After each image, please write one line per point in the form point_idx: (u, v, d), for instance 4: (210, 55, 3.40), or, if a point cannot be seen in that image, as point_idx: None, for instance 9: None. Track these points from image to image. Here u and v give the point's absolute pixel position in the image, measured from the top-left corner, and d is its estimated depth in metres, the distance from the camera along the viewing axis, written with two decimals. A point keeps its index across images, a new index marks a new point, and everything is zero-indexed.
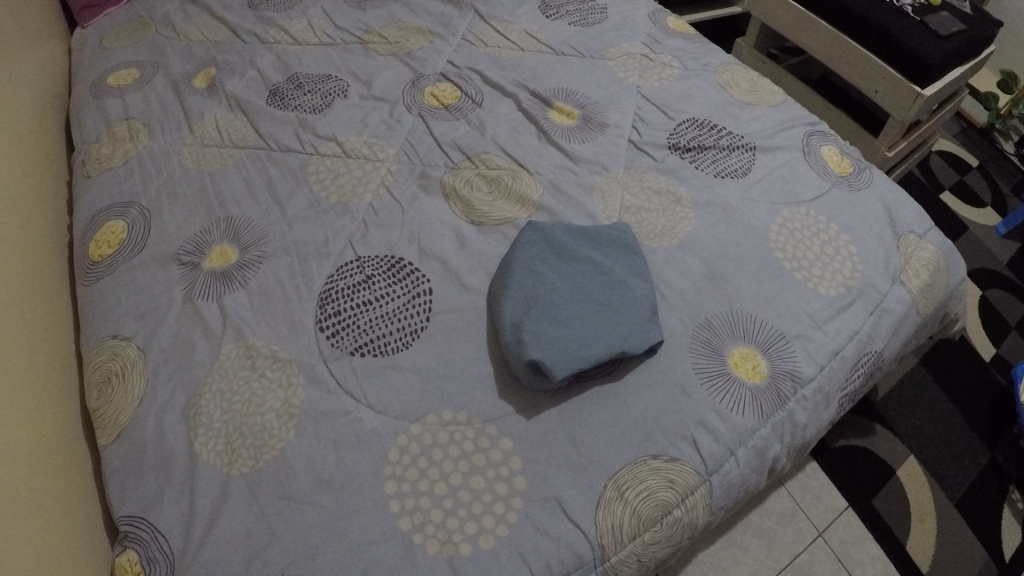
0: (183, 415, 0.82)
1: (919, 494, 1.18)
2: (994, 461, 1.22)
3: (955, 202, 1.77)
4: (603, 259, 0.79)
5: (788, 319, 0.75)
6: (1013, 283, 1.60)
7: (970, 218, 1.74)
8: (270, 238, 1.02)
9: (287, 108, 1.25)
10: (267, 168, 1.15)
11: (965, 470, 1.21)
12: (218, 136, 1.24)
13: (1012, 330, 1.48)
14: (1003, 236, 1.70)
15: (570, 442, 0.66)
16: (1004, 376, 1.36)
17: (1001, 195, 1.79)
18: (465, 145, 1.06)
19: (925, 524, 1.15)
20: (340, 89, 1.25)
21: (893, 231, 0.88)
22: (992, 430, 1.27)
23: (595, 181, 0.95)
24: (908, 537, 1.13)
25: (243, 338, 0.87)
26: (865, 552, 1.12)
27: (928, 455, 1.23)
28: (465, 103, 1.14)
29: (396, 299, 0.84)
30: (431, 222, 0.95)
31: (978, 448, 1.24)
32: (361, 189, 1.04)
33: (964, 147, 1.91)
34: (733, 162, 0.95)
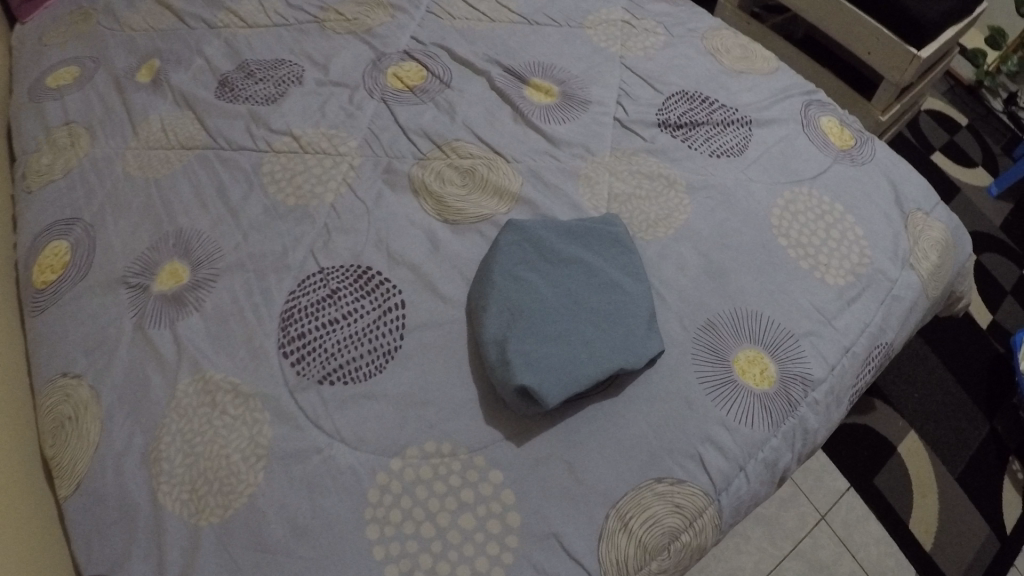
0: (142, 461, 0.74)
1: (920, 470, 1.17)
2: (993, 431, 1.22)
3: (946, 164, 1.72)
4: (593, 260, 0.72)
5: (795, 316, 0.69)
6: (1007, 246, 1.57)
7: (963, 179, 1.69)
8: (225, 251, 0.92)
9: (236, 100, 1.12)
10: (219, 170, 1.04)
11: (965, 443, 1.20)
12: (163, 136, 1.11)
13: (1007, 294, 1.46)
14: (995, 197, 1.66)
15: (567, 470, 0.60)
16: (1001, 343, 1.35)
17: (992, 155, 1.74)
18: (434, 132, 0.96)
19: (927, 500, 1.14)
20: (294, 76, 1.12)
21: (900, 209, 0.82)
22: (990, 400, 1.26)
23: (579, 167, 0.87)
24: (910, 514, 1.12)
25: (201, 369, 0.79)
26: (868, 532, 1.11)
27: (929, 429, 1.21)
28: (431, 84, 1.03)
29: (366, 316, 0.76)
30: (400, 223, 0.86)
31: (977, 420, 1.23)
32: (320, 189, 0.94)
33: (952, 106, 1.84)
34: (728, 138, 0.87)
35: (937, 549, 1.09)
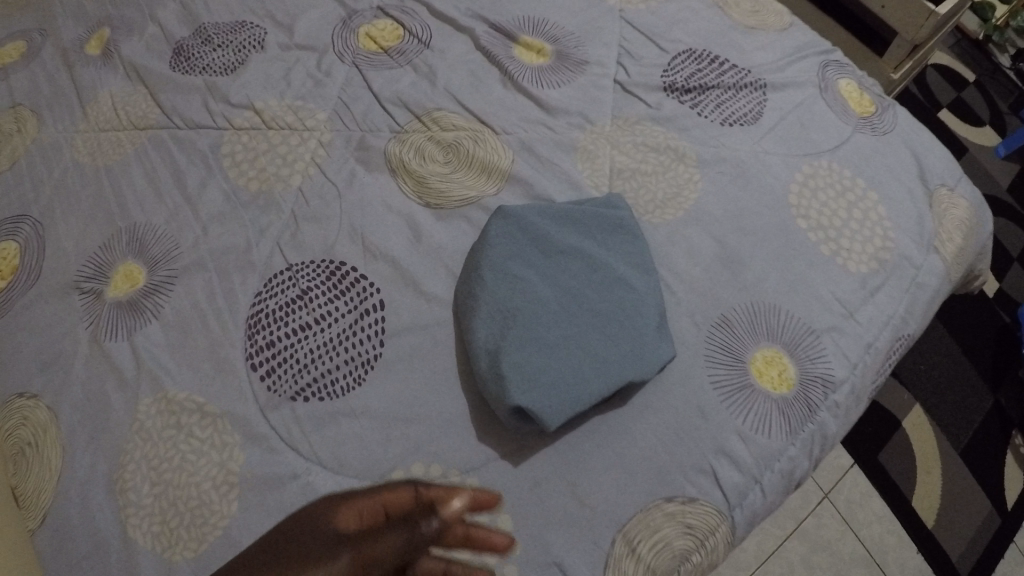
0: (108, 490, 0.68)
1: (925, 447, 1.15)
2: (997, 405, 1.20)
3: (954, 122, 1.62)
4: (593, 251, 0.64)
5: (816, 309, 0.63)
6: (1014, 210, 1.51)
7: (970, 139, 1.61)
8: (185, 249, 0.83)
9: (190, 70, 0.99)
10: (175, 153, 0.92)
11: (970, 418, 1.18)
12: (112, 115, 0.98)
13: (1014, 261, 1.41)
14: (1002, 158, 1.58)
15: (569, 491, 0.55)
16: (1008, 313, 1.31)
17: (999, 113, 1.65)
18: (412, 101, 0.84)
19: (930, 476, 1.13)
20: (254, 40, 0.99)
21: (924, 184, 0.74)
22: (995, 373, 1.23)
23: (577, 138, 0.77)
24: (913, 491, 1.12)
25: (166, 385, 0.72)
26: (871, 511, 1.11)
27: (934, 404, 1.19)
28: (408, 44, 0.91)
29: (341, 320, 0.68)
30: (376, 209, 0.76)
31: (982, 394, 1.21)
32: (286, 170, 0.83)
33: (960, 61, 1.72)
34: (741, 103, 0.77)
35: (938, 526, 1.09)
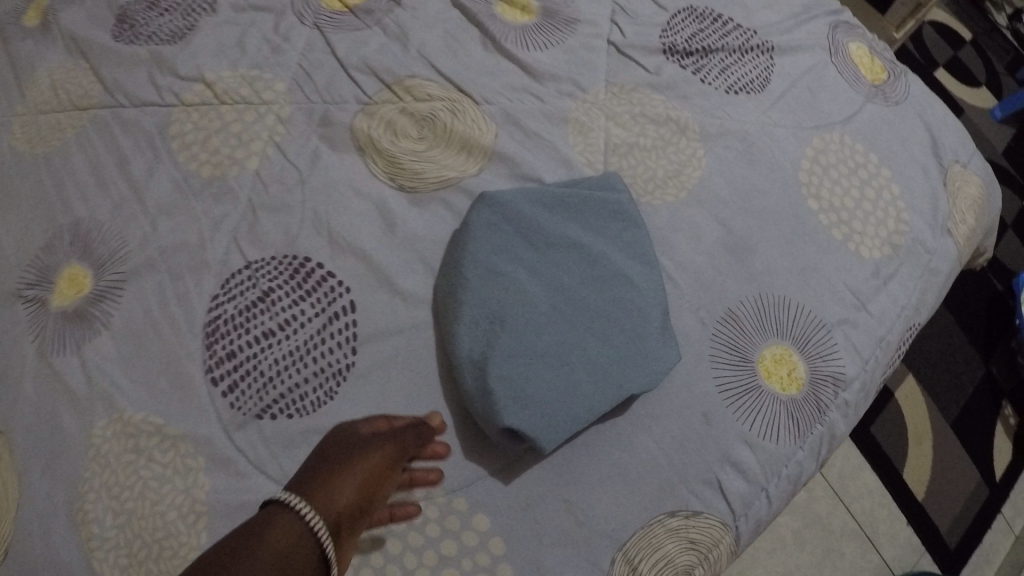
0: (69, 521, 0.62)
1: (917, 422, 1.14)
2: (988, 374, 1.20)
3: (950, 82, 1.52)
4: (589, 242, 0.57)
5: (828, 300, 0.58)
6: (1009, 175, 1.44)
7: (966, 101, 1.51)
8: (133, 248, 0.73)
9: (133, 41, 0.85)
10: (118, 136, 0.80)
11: (963, 389, 1.18)
12: (50, 94, 0.84)
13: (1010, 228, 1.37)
14: (998, 121, 1.50)
15: (564, 509, 0.51)
16: (1000, 281, 1.29)
17: (995, 74, 1.56)
18: (380, 67, 0.72)
19: (921, 447, 1.13)
20: (205, 3, 0.86)
21: (937, 159, 0.68)
22: (987, 344, 1.22)
23: (567, 108, 0.67)
24: (905, 463, 1.11)
25: (125, 403, 0.65)
26: (862, 486, 1.09)
27: (930, 377, 1.18)
28: (377, 3, 0.80)
29: (308, 326, 0.61)
30: (344, 194, 0.66)
31: (975, 365, 1.20)
32: (241, 152, 0.73)
33: (956, 20, 1.62)
34: (747, 69, 0.69)
35: (927, 497, 1.09)
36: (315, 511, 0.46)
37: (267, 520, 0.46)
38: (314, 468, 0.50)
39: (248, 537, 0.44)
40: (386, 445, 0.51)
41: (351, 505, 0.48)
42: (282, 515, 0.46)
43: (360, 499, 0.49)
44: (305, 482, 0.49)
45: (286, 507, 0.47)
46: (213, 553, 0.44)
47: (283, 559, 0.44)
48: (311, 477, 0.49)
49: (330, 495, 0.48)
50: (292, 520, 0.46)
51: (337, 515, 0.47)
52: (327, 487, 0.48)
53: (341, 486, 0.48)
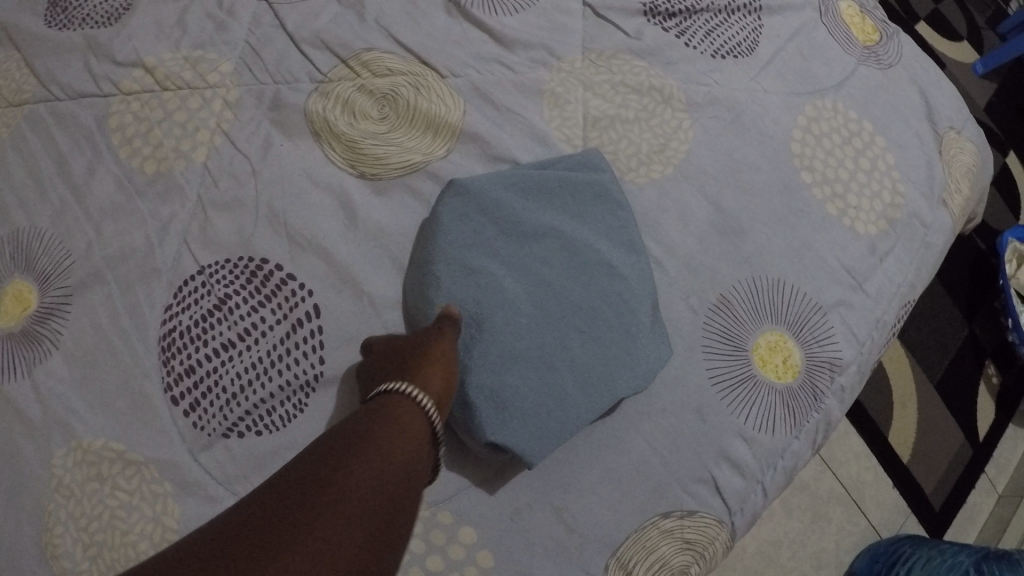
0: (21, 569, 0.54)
1: (900, 376, 0.94)
2: (971, 335, 0.98)
3: (930, 35, 1.14)
4: (569, 229, 0.53)
5: (823, 282, 0.55)
6: (992, 135, 1.10)
7: (946, 53, 1.14)
8: (78, 259, 0.63)
9: (65, 26, 0.72)
10: (46, 126, 0.68)
11: (943, 349, 0.96)
12: None
13: (994, 184, 1.08)
14: (981, 77, 1.13)
15: (555, 516, 0.49)
16: (988, 231, 1.04)
17: (975, 25, 1.17)
18: (334, 40, 0.63)
19: (906, 411, 0.93)
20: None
21: (932, 127, 0.65)
22: (971, 300, 0.99)
23: (542, 78, 0.61)
24: (889, 426, 0.92)
25: (84, 431, 0.58)
26: (848, 450, 0.89)
27: (915, 333, 0.96)
28: None
29: (271, 335, 0.56)
30: (301, 186, 0.60)
31: (956, 323, 0.98)
32: (184, 142, 0.64)
33: None
34: (734, 31, 0.62)
35: (914, 462, 0.91)
36: (422, 395, 0.43)
37: (371, 414, 0.41)
38: (396, 364, 0.46)
39: (359, 433, 0.40)
40: (449, 334, 0.48)
41: (445, 388, 0.46)
42: (388, 406, 0.42)
43: (451, 381, 0.47)
44: (393, 379, 0.45)
45: (390, 398, 0.43)
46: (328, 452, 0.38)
47: (405, 441, 0.40)
48: (396, 371, 0.45)
49: (426, 381, 0.44)
50: (402, 409, 0.42)
51: (438, 398, 0.45)
52: (421, 375, 0.45)
53: (435, 374, 0.45)
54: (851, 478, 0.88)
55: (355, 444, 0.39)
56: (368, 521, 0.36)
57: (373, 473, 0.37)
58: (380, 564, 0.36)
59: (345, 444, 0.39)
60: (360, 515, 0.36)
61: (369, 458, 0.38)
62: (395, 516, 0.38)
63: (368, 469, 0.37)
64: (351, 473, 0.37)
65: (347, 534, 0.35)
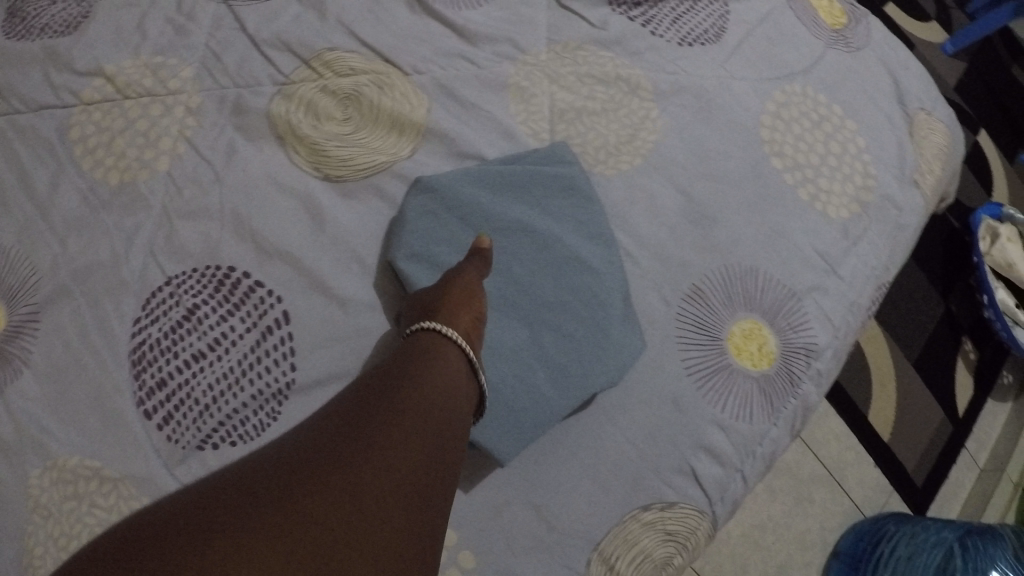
0: None
1: (880, 357, 0.94)
2: (948, 313, 0.99)
3: (900, 15, 1.14)
4: (539, 224, 0.53)
5: (797, 268, 0.55)
6: (964, 114, 1.11)
7: (914, 33, 1.14)
8: (44, 275, 0.61)
9: (23, 36, 0.69)
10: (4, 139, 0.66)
11: (921, 328, 0.97)
12: None
13: (967, 163, 1.09)
14: (951, 56, 1.14)
15: (535, 514, 0.48)
16: (964, 211, 1.04)
17: (944, 4, 1.17)
18: (295, 40, 0.62)
19: (885, 390, 0.93)
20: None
21: (902, 108, 0.65)
22: (948, 278, 1.00)
23: (506, 72, 0.60)
24: (869, 406, 0.92)
25: (59, 449, 0.56)
26: (829, 431, 0.90)
27: (894, 314, 0.97)
28: None
29: (241, 343, 0.55)
30: (268, 192, 0.59)
31: (934, 301, 0.99)
32: (148, 151, 0.62)
33: None
34: (701, 18, 0.62)
35: (895, 441, 0.92)
36: (448, 328, 0.44)
37: (405, 354, 0.43)
38: (422, 304, 0.47)
39: (398, 372, 0.41)
40: (472, 268, 0.48)
41: (473, 322, 0.46)
42: (419, 342, 0.43)
43: (478, 316, 0.46)
44: (419, 321, 0.46)
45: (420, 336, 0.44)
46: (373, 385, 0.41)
47: (441, 369, 0.42)
48: (422, 312, 0.46)
49: (451, 316, 0.45)
50: (433, 343, 0.43)
51: (465, 332, 0.45)
52: (445, 311, 0.45)
53: (459, 312, 0.45)
54: (838, 461, 0.89)
55: (396, 383, 0.40)
56: (419, 435, 0.38)
57: (415, 396, 0.39)
58: (437, 473, 0.38)
59: (388, 379, 0.41)
60: (408, 443, 0.37)
61: (411, 392, 0.40)
62: (445, 433, 0.39)
63: (410, 399, 0.39)
64: (395, 407, 0.39)
65: (400, 459, 0.36)
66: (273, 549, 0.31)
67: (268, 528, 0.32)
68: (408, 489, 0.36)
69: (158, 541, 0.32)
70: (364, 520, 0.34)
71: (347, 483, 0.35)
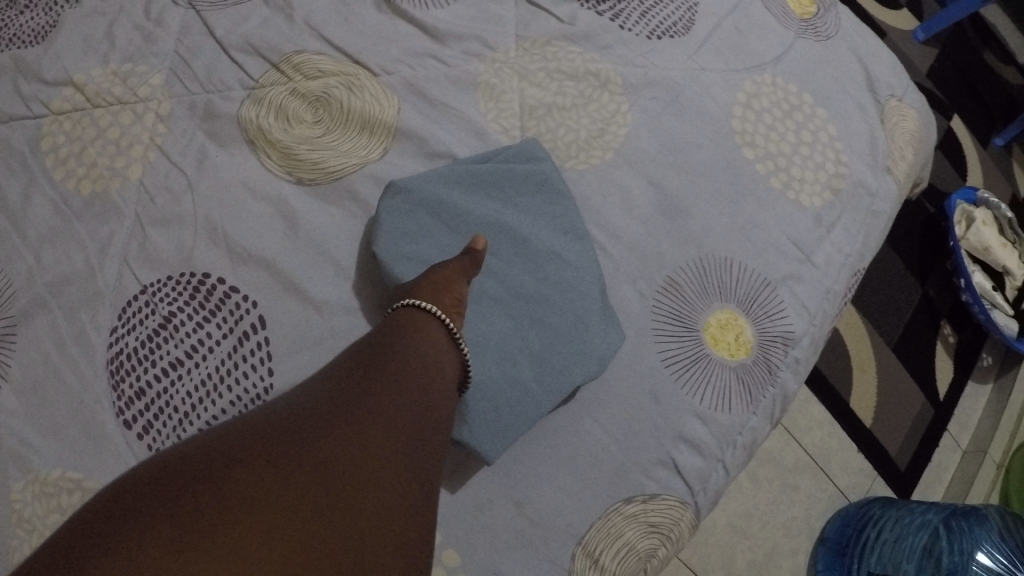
0: None
1: (859, 345, 0.95)
2: (928, 298, 1.00)
3: (873, 5, 1.15)
4: (512, 222, 0.53)
5: (772, 258, 0.56)
6: (938, 101, 1.12)
7: (888, 21, 1.15)
8: (18, 287, 0.60)
9: None
10: None
11: (901, 314, 0.98)
12: None
13: (943, 149, 1.10)
14: (923, 44, 1.15)
15: (517, 510, 0.48)
16: (941, 197, 1.06)
17: None
18: (263, 44, 0.62)
19: (865, 375, 0.94)
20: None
21: (872, 96, 0.65)
22: (927, 263, 1.01)
23: (475, 70, 0.60)
24: (850, 392, 0.93)
25: (40, 462, 0.54)
26: (813, 419, 0.91)
27: (875, 301, 0.98)
28: None
29: (219, 349, 0.55)
30: (241, 197, 0.58)
31: (913, 287, 1.00)
32: (120, 159, 0.62)
33: None
34: (670, 11, 0.62)
35: (877, 426, 0.93)
36: (429, 304, 0.44)
37: (388, 330, 0.43)
38: (402, 290, 0.47)
39: (382, 347, 0.41)
40: (457, 260, 0.48)
41: (454, 301, 0.46)
42: (402, 317, 0.44)
43: (461, 296, 0.46)
44: (399, 301, 0.45)
45: (402, 312, 0.44)
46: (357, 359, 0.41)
47: (425, 340, 0.42)
48: (403, 293, 0.46)
49: (432, 294, 0.45)
50: (416, 319, 0.43)
51: (447, 309, 0.45)
52: (425, 290, 0.45)
53: (440, 292, 0.45)
54: (825, 448, 0.90)
55: (377, 360, 0.40)
56: (408, 399, 0.38)
57: (402, 364, 0.40)
58: (428, 435, 0.39)
59: (373, 351, 0.41)
60: (392, 414, 0.37)
61: (393, 368, 0.40)
62: (434, 399, 0.40)
63: (396, 368, 0.40)
64: (383, 374, 0.39)
65: (382, 429, 0.36)
66: (248, 512, 0.31)
67: (244, 493, 0.32)
68: (401, 449, 0.36)
69: (123, 512, 0.31)
70: (343, 488, 0.33)
71: (328, 451, 0.34)
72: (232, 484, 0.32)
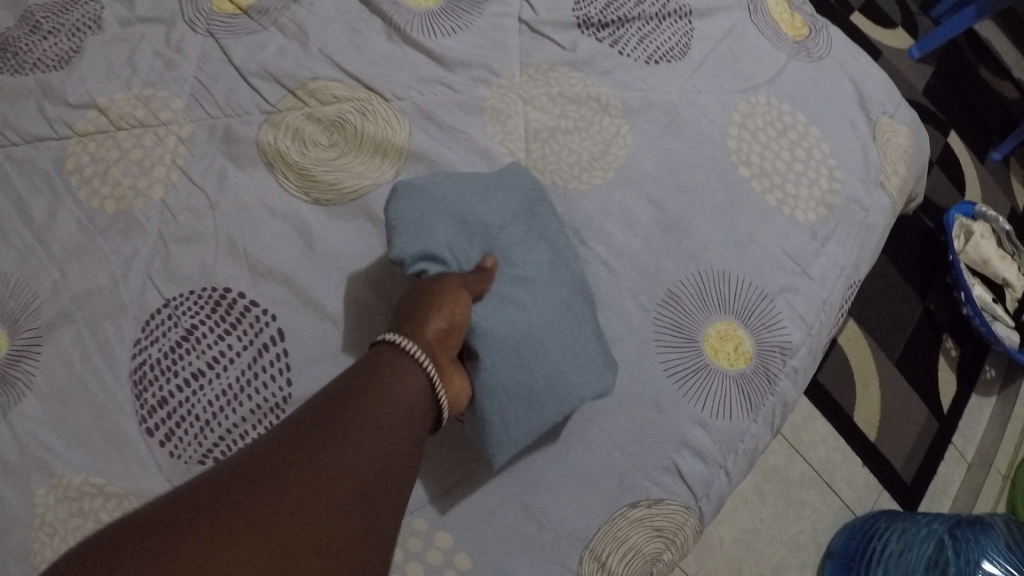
0: None
1: (859, 359, 0.97)
2: (926, 308, 1.02)
3: (867, 26, 1.18)
4: (518, 238, 0.55)
5: (769, 271, 0.58)
6: (933, 116, 1.15)
7: (881, 41, 1.18)
8: (45, 301, 0.62)
9: (15, 69, 0.71)
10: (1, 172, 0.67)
11: (901, 325, 1.00)
12: None
13: (938, 163, 1.12)
14: (917, 61, 1.18)
15: (526, 515, 0.50)
16: (936, 209, 1.08)
17: (909, 12, 1.22)
18: (281, 71, 0.65)
19: (868, 390, 0.96)
20: (92, 18, 0.73)
21: (864, 114, 0.68)
22: (924, 274, 1.03)
23: (482, 95, 0.63)
24: (853, 407, 0.94)
25: (67, 469, 0.57)
26: (816, 432, 0.92)
27: (874, 310, 0.99)
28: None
29: (238, 360, 0.57)
30: (260, 215, 0.61)
31: (911, 297, 1.01)
32: (144, 179, 0.65)
33: None
34: (666, 36, 0.65)
35: (881, 439, 0.94)
36: (410, 342, 0.43)
37: (367, 368, 0.42)
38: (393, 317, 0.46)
39: (358, 386, 0.41)
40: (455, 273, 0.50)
41: (439, 334, 0.45)
42: (381, 355, 0.43)
43: (449, 326, 0.46)
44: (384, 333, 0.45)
45: (382, 349, 0.43)
46: (331, 397, 0.40)
47: (402, 381, 0.42)
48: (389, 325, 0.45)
49: (417, 326, 0.45)
50: (396, 357, 0.43)
51: (430, 343, 0.45)
52: (410, 325, 0.45)
53: (426, 323, 0.45)
54: (826, 456, 0.91)
55: (351, 400, 0.39)
56: (376, 445, 0.38)
57: (374, 408, 0.39)
58: (392, 482, 0.38)
59: (349, 391, 0.40)
60: (358, 461, 0.37)
61: (365, 409, 0.39)
62: (403, 445, 0.40)
63: (368, 413, 0.39)
64: (353, 418, 0.39)
65: (345, 478, 0.36)
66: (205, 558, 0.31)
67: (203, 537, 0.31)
68: (363, 498, 0.36)
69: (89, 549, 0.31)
70: (301, 537, 0.33)
71: (290, 499, 0.34)
72: (196, 529, 0.32)
